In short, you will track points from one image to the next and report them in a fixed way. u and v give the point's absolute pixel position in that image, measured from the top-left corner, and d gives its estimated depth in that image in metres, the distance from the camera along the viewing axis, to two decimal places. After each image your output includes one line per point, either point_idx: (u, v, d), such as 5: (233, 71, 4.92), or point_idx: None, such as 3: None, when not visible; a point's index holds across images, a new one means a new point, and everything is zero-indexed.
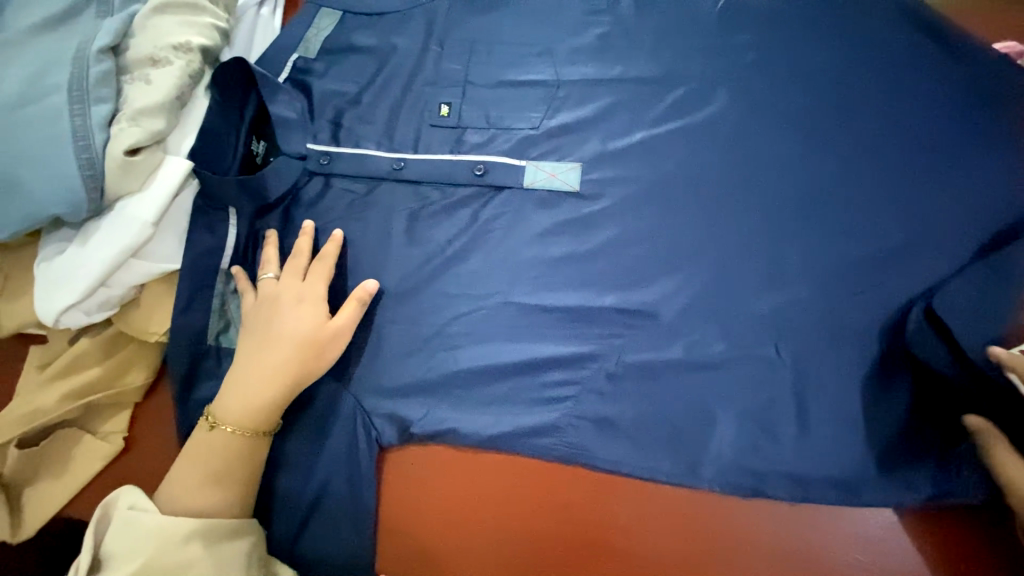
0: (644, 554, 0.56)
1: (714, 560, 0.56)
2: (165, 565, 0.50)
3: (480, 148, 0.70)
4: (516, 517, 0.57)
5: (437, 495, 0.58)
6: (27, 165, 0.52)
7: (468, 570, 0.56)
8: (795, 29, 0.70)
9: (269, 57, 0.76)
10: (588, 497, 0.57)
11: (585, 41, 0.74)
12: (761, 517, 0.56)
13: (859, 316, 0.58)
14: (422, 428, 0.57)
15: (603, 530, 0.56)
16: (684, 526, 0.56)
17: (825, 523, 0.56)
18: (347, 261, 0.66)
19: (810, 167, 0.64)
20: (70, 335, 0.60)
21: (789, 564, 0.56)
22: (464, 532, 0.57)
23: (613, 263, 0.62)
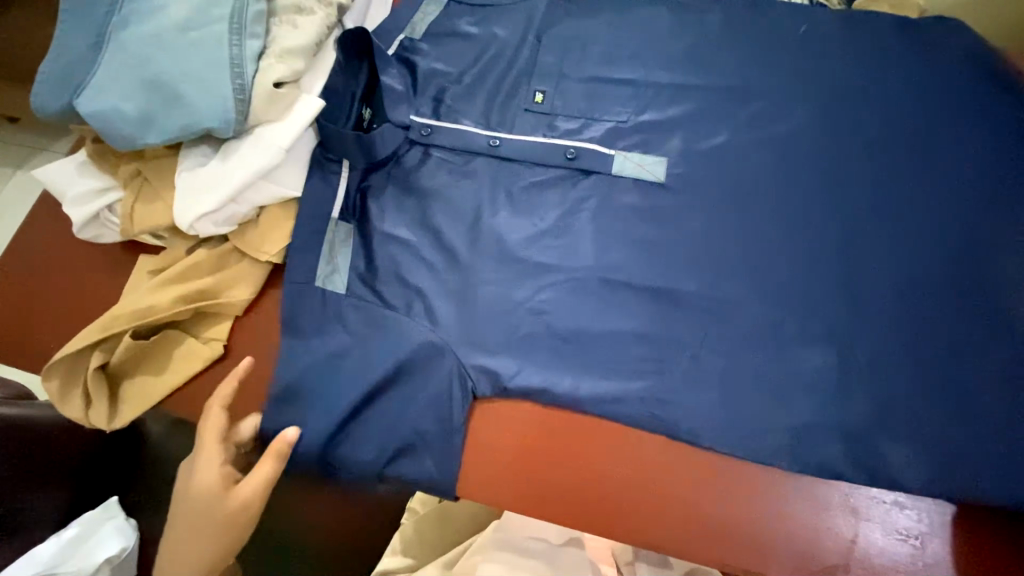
0: (697, 510, 0.61)
1: (762, 526, 0.60)
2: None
3: (572, 134, 0.75)
4: (578, 461, 0.63)
5: (504, 432, 0.64)
6: (186, 82, 0.58)
7: (529, 501, 0.63)
8: (870, 60, 0.76)
9: (382, 32, 0.82)
10: (649, 450, 0.62)
11: (674, 49, 0.80)
12: (808, 495, 0.61)
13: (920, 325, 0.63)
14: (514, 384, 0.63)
15: (661, 480, 0.62)
16: (737, 491, 0.61)
17: (869, 508, 0.60)
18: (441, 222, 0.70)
19: (881, 187, 0.69)
20: (188, 245, 0.66)
21: (832, 542, 0.59)
22: (529, 468, 0.63)
23: (692, 251, 0.67)
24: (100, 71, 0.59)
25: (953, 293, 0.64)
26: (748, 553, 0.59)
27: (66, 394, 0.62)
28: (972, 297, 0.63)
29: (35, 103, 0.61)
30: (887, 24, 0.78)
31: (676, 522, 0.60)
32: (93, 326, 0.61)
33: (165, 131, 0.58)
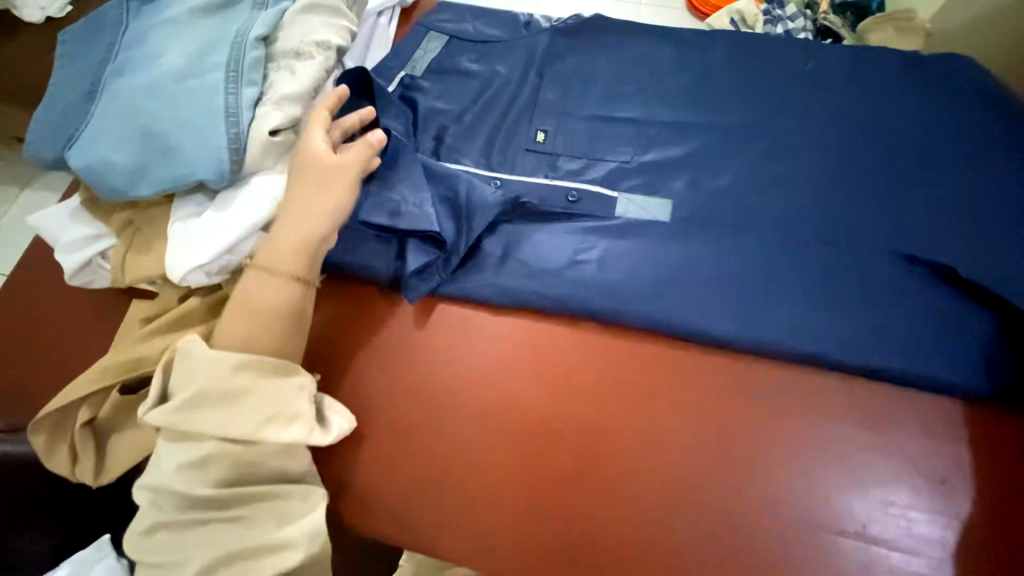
0: (683, 545, 0.58)
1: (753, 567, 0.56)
2: (225, 377, 0.52)
3: (574, 175, 0.74)
4: (555, 476, 0.61)
5: (481, 445, 0.63)
6: (180, 132, 0.56)
7: (505, 522, 0.61)
8: (880, 98, 0.74)
9: (381, 70, 0.81)
10: (630, 473, 0.60)
11: (678, 87, 0.79)
12: (804, 530, 0.57)
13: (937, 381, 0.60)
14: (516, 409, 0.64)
15: (644, 508, 0.59)
16: (725, 526, 0.58)
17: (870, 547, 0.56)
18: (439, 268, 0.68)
19: (896, 233, 0.66)
20: (181, 292, 0.64)
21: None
22: (505, 481, 0.62)
23: (699, 299, 0.65)
24: (94, 121, 0.58)
25: (976, 348, 0.60)
26: None
27: (52, 448, 0.60)
28: (996, 354, 0.60)
29: (28, 152, 0.60)
30: (896, 60, 0.76)
31: (660, 557, 0.58)
32: (82, 378, 0.60)
33: (158, 182, 0.57)
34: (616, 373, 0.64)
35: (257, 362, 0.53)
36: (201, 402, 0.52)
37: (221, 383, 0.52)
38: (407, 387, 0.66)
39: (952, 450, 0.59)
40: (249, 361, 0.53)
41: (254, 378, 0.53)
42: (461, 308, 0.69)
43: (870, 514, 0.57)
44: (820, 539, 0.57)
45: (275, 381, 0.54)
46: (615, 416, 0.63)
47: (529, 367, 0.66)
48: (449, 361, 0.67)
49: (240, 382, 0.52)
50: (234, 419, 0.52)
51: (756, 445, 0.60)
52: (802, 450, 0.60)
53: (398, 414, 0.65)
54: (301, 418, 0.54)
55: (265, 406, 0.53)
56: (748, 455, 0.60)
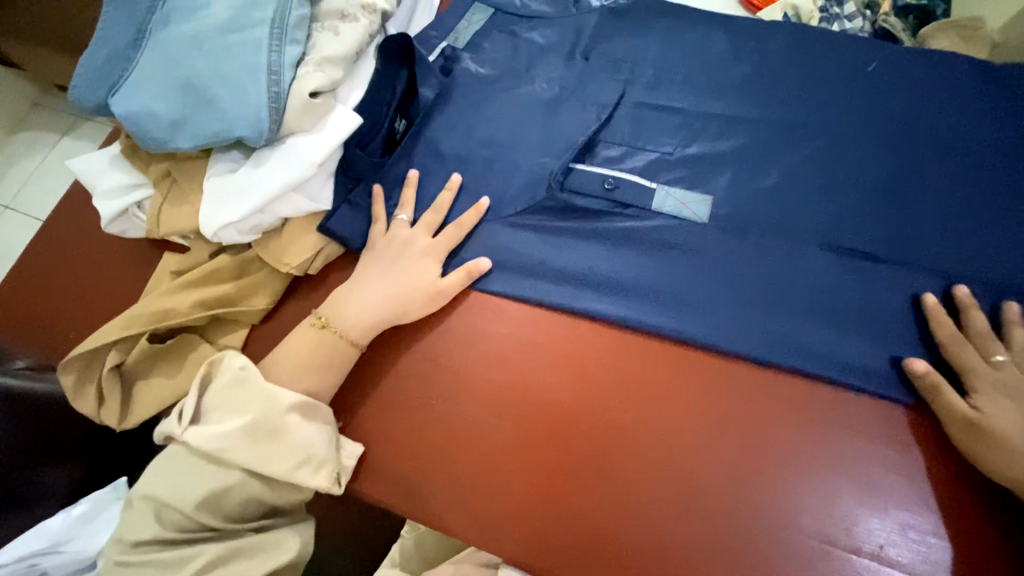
0: (671, 507, 0.58)
1: (739, 537, 0.56)
2: (269, 418, 0.56)
3: (613, 163, 0.72)
4: (556, 425, 0.62)
5: (489, 389, 0.64)
6: (223, 86, 0.56)
7: (500, 466, 0.62)
8: (948, 105, 0.69)
9: (423, 40, 0.80)
10: (631, 432, 0.61)
11: (728, 78, 0.75)
12: (800, 510, 0.56)
13: (956, 417, 0.54)
14: (529, 374, 0.64)
15: (638, 466, 0.59)
16: (717, 494, 0.57)
17: (865, 534, 0.55)
18: (470, 253, 0.68)
19: (949, 250, 0.63)
20: (212, 249, 0.65)
21: (815, 563, 0.54)
22: (507, 426, 0.63)
23: (731, 301, 0.63)
24: (140, 70, 0.58)
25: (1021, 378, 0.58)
26: (717, 559, 0.55)
27: (80, 389, 0.61)
28: None
29: (73, 96, 0.60)
30: (969, 65, 0.71)
31: (646, 515, 0.58)
32: (114, 323, 0.61)
33: (196, 135, 0.57)
34: (636, 368, 0.63)
35: (293, 409, 0.57)
36: (244, 437, 0.55)
37: (268, 420, 0.56)
38: (425, 332, 0.68)
39: (991, 484, 0.55)
40: (290, 406, 0.57)
41: (297, 419, 0.57)
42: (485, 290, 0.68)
43: (871, 503, 0.56)
44: (831, 556, 0.54)
45: (308, 429, 0.58)
46: (622, 376, 0.63)
47: (548, 354, 0.65)
48: (469, 342, 0.66)
49: (285, 424, 0.56)
50: (268, 460, 0.55)
51: (773, 455, 0.58)
52: (811, 443, 0.58)
53: (414, 386, 0.66)
54: (328, 464, 0.57)
55: (298, 453, 0.56)
56: (764, 464, 0.58)
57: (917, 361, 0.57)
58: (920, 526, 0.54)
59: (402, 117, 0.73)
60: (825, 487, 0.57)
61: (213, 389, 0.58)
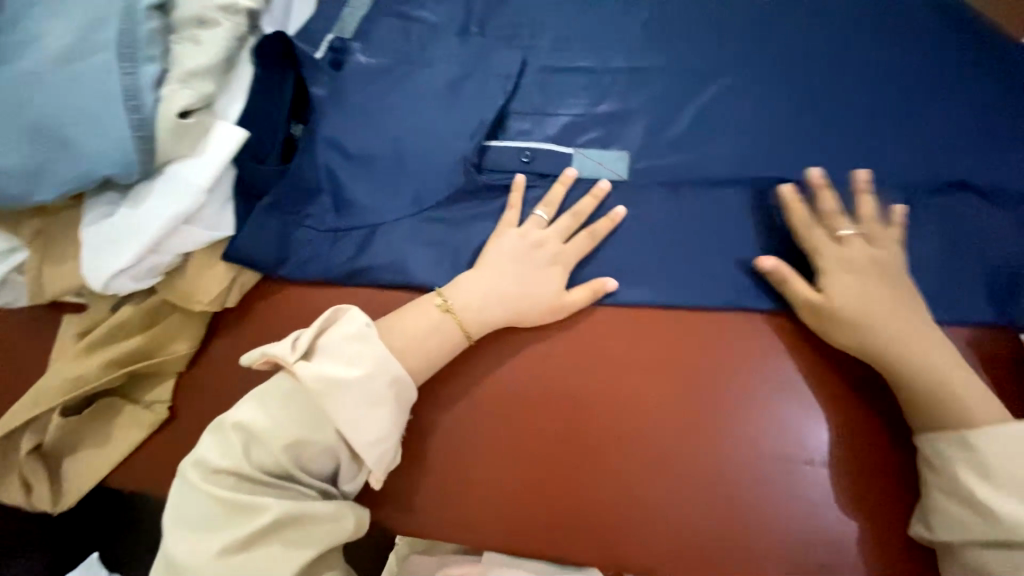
0: (637, 463, 0.58)
1: (703, 476, 0.57)
2: (364, 383, 0.50)
3: (526, 134, 0.70)
4: (514, 408, 0.60)
5: (437, 386, 0.62)
6: (76, 123, 0.51)
7: (461, 460, 0.60)
8: (835, 24, 0.71)
9: (306, 34, 0.74)
10: (589, 398, 0.60)
11: (627, 28, 0.74)
12: (756, 438, 0.58)
13: (807, 301, 0.58)
14: (478, 365, 0.62)
15: (600, 430, 0.59)
16: (678, 440, 0.58)
17: (816, 447, 0.58)
18: (392, 252, 0.64)
19: (856, 164, 0.65)
20: (112, 302, 0.59)
21: (775, 484, 0.57)
22: (463, 420, 0.61)
23: (662, 252, 0.63)
24: None
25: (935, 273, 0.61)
26: (685, 502, 0.57)
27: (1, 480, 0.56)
28: (953, 277, 0.60)
29: None
30: None
31: (614, 476, 0.58)
32: (18, 405, 0.56)
33: (60, 182, 0.52)
34: (587, 337, 0.62)
35: (396, 383, 0.51)
36: (330, 391, 0.49)
37: (378, 383, 0.50)
38: None
39: None
40: (390, 376, 0.51)
41: (378, 395, 0.50)
42: (416, 289, 0.64)
43: (819, 419, 0.58)
44: (795, 473, 0.57)
45: (388, 402, 0.51)
46: (571, 345, 0.62)
47: (496, 339, 0.63)
48: None
49: (356, 388, 0.49)
50: (334, 417, 0.49)
51: (727, 392, 0.59)
52: (760, 374, 0.60)
53: None
54: (385, 445, 0.50)
55: (370, 432, 0.50)
56: (721, 403, 0.59)
57: (765, 267, 0.60)
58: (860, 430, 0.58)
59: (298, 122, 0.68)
60: (776, 412, 0.58)
61: (327, 337, 0.51)
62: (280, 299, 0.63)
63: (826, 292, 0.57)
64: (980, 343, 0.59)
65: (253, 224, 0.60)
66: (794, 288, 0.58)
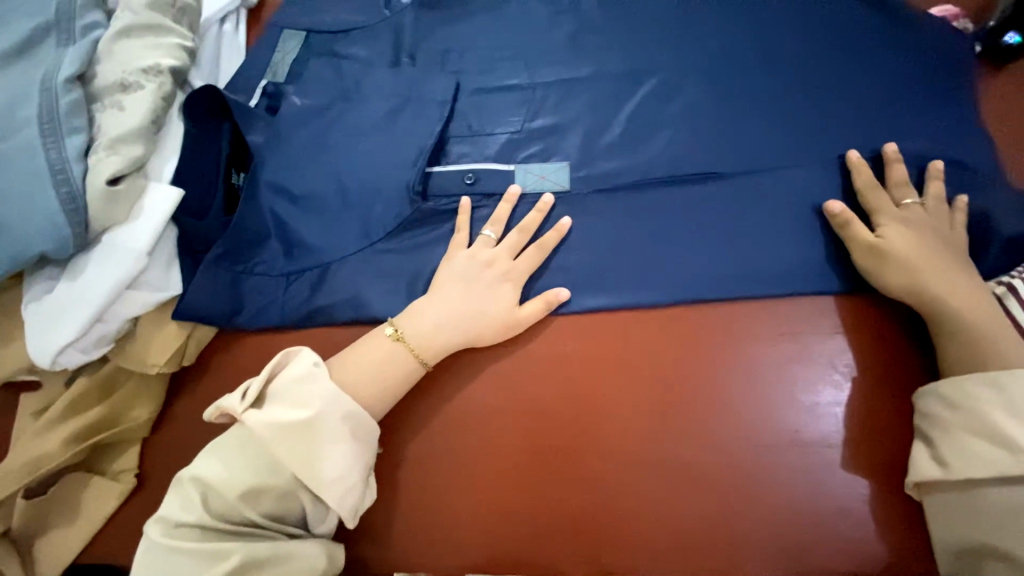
0: (609, 465, 0.59)
1: (675, 470, 0.59)
2: (320, 419, 0.51)
3: (468, 156, 0.71)
4: (483, 427, 0.61)
5: (404, 416, 0.62)
6: (5, 204, 0.51)
7: (437, 486, 0.60)
8: (752, 16, 0.74)
9: (239, 83, 0.74)
10: (556, 409, 0.61)
11: (555, 41, 0.75)
12: (721, 426, 0.59)
13: (863, 240, 0.60)
14: (444, 390, 0.63)
15: (570, 438, 0.60)
16: (646, 437, 0.60)
17: (779, 427, 0.59)
18: (348, 289, 0.64)
19: (786, 148, 0.67)
20: (66, 377, 0.59)
21: (746, 470, 0.58)
22: (435, 445, 0.61)
23: (612, 256, 0.65)
24: None
25: None
26: (659, 498, 0.58)
27: None
28: None
29: None
30: None
31: (587, 481, 0.59)
32: None
33: None
34: (549, 348, 0.63)
35: (350, 418, 0.52)
36: (286, 433, 0.50)
37: (331, 419, 0.51)
38: None
39: (864, 349, 0.61)
40: (344, 411, 0.52)
41: (335, 428, 0.51)
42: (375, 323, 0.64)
43: (779, 399, 0.60)
44: (762, 455, 0.58)
45: (344, 437, 0.51)
46: (532, 358, 0.63)
47: (460, 363, 0.63)
48: None
49: (308, 425, 0.50)
50: (290, 458, 0.49)
51: (688, 384, 0.61)
52: (717, 362, 0.61)
53: None
54: (345, 480, 0.50)
55: (329, 470, 0.50)
56: (683, 395, 0.61)
57: (833, 211, 0.61)
58: (820, 407, 0.59)
59: (238, 170, 0.69)
60: (736, 398, 0.60)
61: (278, 380, 0.52)
62: (237, 350, 0.63)
63: (886, 237, 0.59)
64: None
65: (200, 278, 0.60)
66: (851, 229, 0.60)
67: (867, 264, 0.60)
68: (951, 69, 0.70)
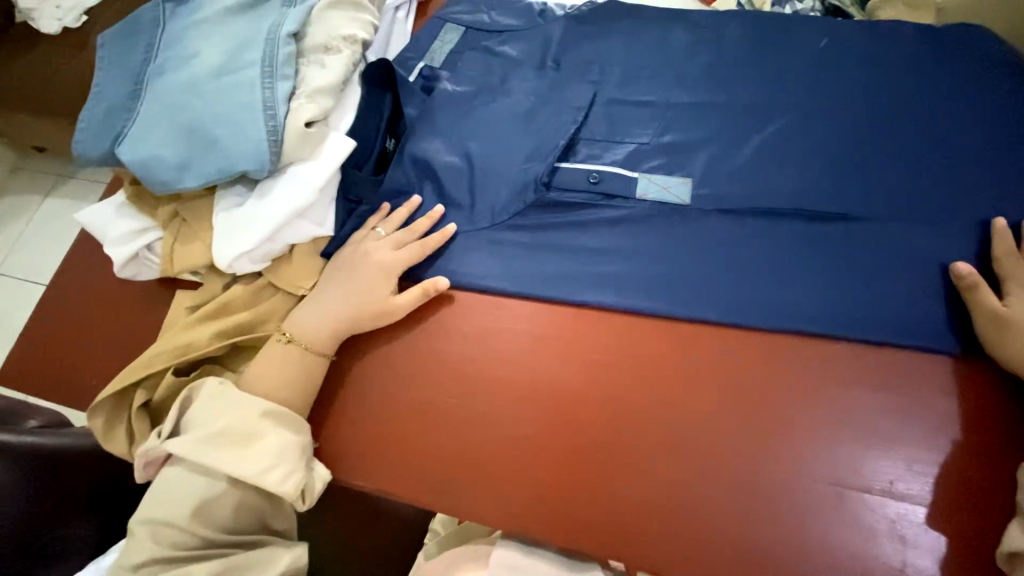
0: (686, 470, 0.60)
1: (753, 490, 0.59)
2: (242, 423, 0.58)
3: (595, 158, 0.76)
4: (568, 407, 0.65)
5: (496, 380, 0.67)
6: (223, 126, 0.60)
7: (517, 450, 0.64)
8: (895, 72, 0.75)
9: (401, 62, 0.84)
10: (642, 404, 0.64)
11: (693, 68, 0.80)
12: (808, 458, 0.59)
13: (990, 307, 0.59)
14: (539, 365, 0.67)
15: (651, 435, 0.62)
16: (727, 451, 0.61)
17: (868, 472, 0.58)
18: (469, 256, 0.71)
19: (914, 203, 0.67)
20: (223, 281, 0.67)
21: (829, 506, 0.58)
22: (521, 412, 0.65)
23: (721, 273, 0.67)
24: (140, 119, 0.62)
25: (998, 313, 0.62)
26: (733, 513, 0.59)
27: (111, 430, 0.64)
28: None
29: (79, 152, 0.64)
30: (907, 36, 0.78)
31: (662, 480, 0.61)
32: (138, 364, 0.64)
33: (203, 174, 0.61)
34: (643, 348, 0.66)
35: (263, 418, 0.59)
36: (220, 442, 0.57)
37: (238, 427, 0.58)
38: (431, 334, 0.70)
39: (972, 415, 0.60)
40: (262, 411, 0.59)
41: (268, 427, 0.59)
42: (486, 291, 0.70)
43: (872, 445, 0.59)
44: (845, 495, 0.58)
45: (276, 435, 0.59)
46: (626, 352, 0.66)
47: (557, 344, 0.67)
48: (476, 338, 0.69)
49: (264, 426, 0.59)
50: (241, 462, 0.57)
51: (778, 409, 0.62)
52: (811, 394, 0.62)
53: (421, 389, 0.68)
54: (298, 472, 0.59)
55: (267, 464, 0.57)
56: (772, 419, 0.61)
57: (960, 273, 0.61)
58: (916, 461, 0.58)
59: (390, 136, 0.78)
60: (826, 434, 0.60)
61: (194, 404, 0.60)
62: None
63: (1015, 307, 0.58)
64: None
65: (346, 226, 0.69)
66: (978, 293, 0.60)
67: (988, 332, 0.59)
68: None
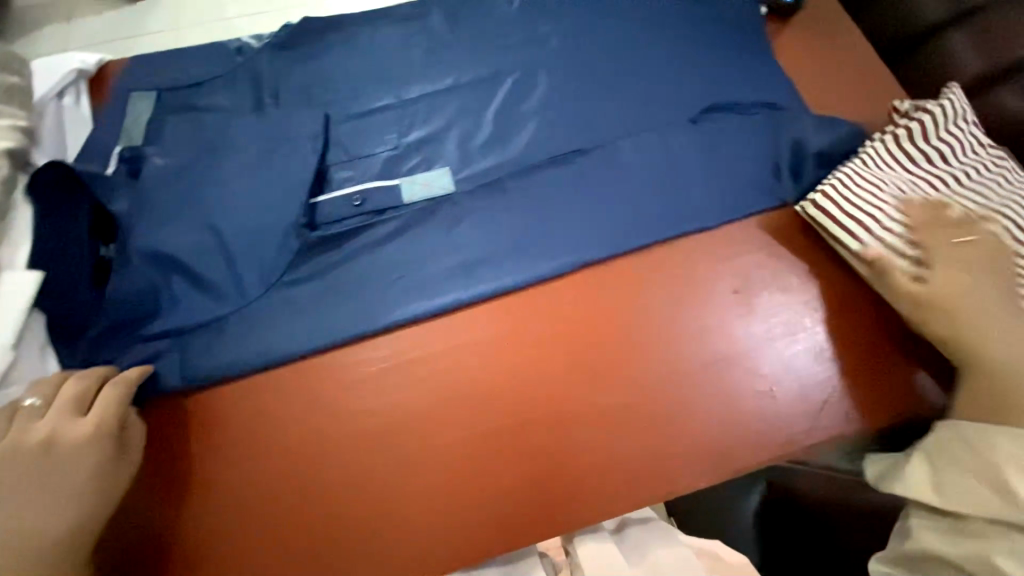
0: (544, 428, 0.63)
1: (602, 414, 0.63)
2: None
3: (352, 180, 0.73)
4: (420, 428, 0.62)
5: (337, 438, 0.62)
6: None
7: (386, 496, 0.60)
8: (581, 11, 0.83)
9: (92, 154, 0.72)
10: (485, 392, 0.64)
11: (413, 59, 0.80)
12: (633, 363, 0.65)
13: None
14: (376, 405, 0.63)
15: (504, 414, 0.63)
16: (570, 392, 0.64)
17: (680, 350, 0.66)
18: (255, 331, 0.64)
19: (631, 119, 0.77)
20: None
21: (662, 395, 0.64)
22: (376, 458, 0.61)
23: (506, 241, 0.70)
24: None
25: (719, 184, 0.73)
26: (595, 444, 0.62)
27: None
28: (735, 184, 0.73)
29: None
30: None
31: (527, 449, 0.62)
32: None
33: None
34: (467, 339, 0.66)
35: None
36: None
37: None
38: (246, 426, 0.62)
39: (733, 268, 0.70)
40: None
41: None
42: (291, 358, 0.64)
43: (674, 327, 0.67)
44: (670, 379, 0.65)
45: None
46: (454, 350, 0.66)
47: (387, 376, 0.64)
48: (299, 409, 0.63)
49: None
50: None
51: (597, 335, 0.67)
52: (616, 309, 0.68)
53: (257, 488, 0.60)
54: None
55: None
56: (594, 346, 0.66)
57: None
58: (709, 323, 0.67)
59: (106, 242, 0.66)
60: (639, 337, 0.67)
61: None
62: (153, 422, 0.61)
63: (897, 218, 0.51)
64: (774, 225, 0.72)
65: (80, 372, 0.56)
66: None
67: None
68: (751, 29, 0.83)
